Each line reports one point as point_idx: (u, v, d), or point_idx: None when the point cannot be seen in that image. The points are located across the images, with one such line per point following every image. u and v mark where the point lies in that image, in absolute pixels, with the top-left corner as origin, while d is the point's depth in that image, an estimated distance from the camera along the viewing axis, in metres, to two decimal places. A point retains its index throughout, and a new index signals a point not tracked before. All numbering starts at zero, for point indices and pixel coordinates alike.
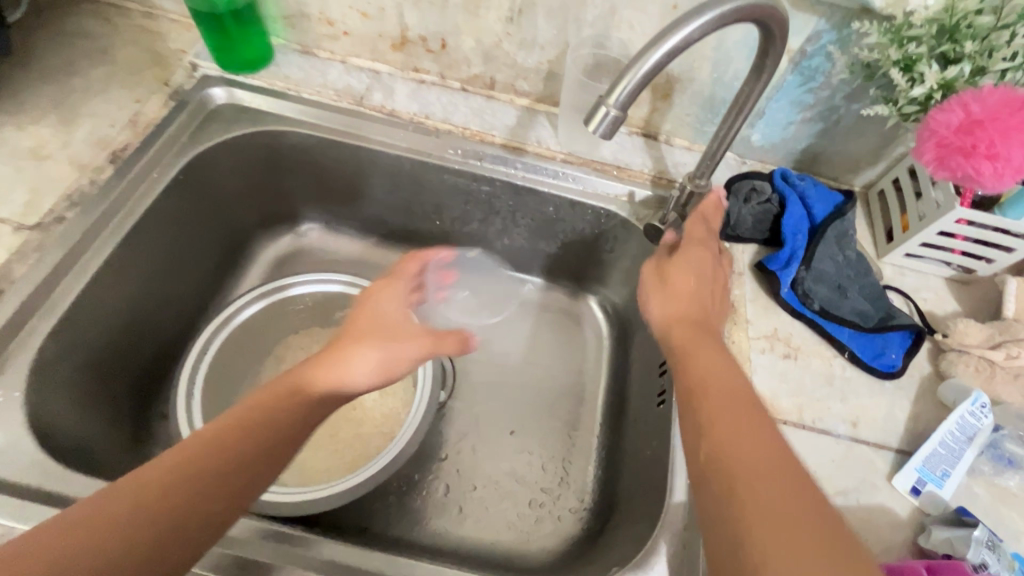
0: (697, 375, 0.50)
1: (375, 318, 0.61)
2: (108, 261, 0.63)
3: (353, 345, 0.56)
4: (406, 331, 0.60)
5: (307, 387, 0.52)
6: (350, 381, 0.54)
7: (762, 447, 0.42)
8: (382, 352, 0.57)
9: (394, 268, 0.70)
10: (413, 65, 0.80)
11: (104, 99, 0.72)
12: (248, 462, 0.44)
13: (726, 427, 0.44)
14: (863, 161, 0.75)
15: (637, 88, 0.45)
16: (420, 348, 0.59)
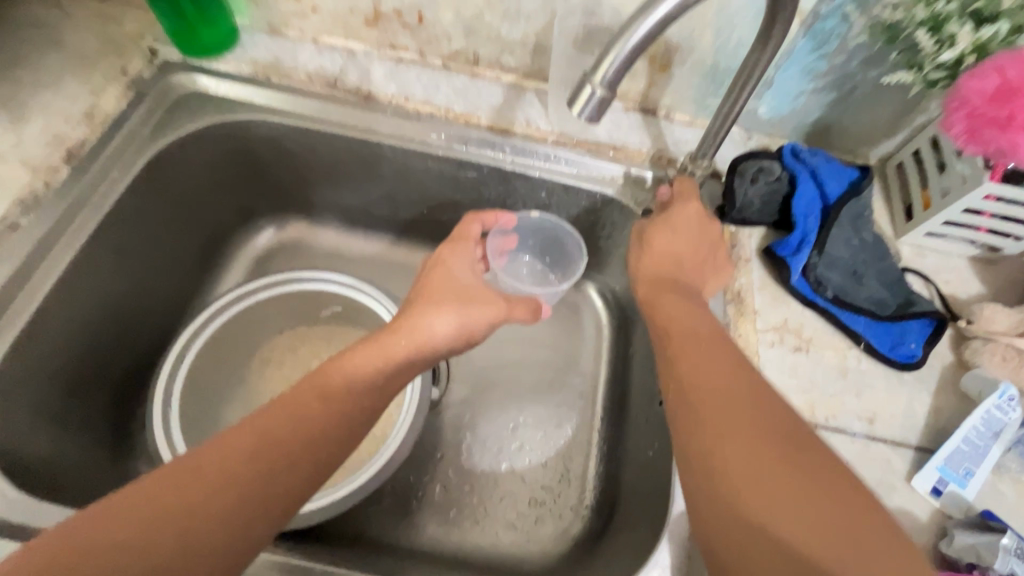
0: (689, 349, 0.48)
1: (445, 282, 0.59)
2: (71, 270, 0.59)
3: (427, 308, 0.55)
4: (478, 295, 0.59)
5: (381, 357, 0.51)
6: (432, 345, 0.54)
7: (793, 429, 0.41)
8: (460, 316, 0.56)
9: (455, 230, 0.64)
10: (390, 42, 0.74)
11: (56, 92, 0.67)
12: (316, 438, 0.44)
13: (726, 401, 0.43)
14: (880, 132, 0.69)
15: (624, 65, 0.40)
16: (496, 314, 0.58)
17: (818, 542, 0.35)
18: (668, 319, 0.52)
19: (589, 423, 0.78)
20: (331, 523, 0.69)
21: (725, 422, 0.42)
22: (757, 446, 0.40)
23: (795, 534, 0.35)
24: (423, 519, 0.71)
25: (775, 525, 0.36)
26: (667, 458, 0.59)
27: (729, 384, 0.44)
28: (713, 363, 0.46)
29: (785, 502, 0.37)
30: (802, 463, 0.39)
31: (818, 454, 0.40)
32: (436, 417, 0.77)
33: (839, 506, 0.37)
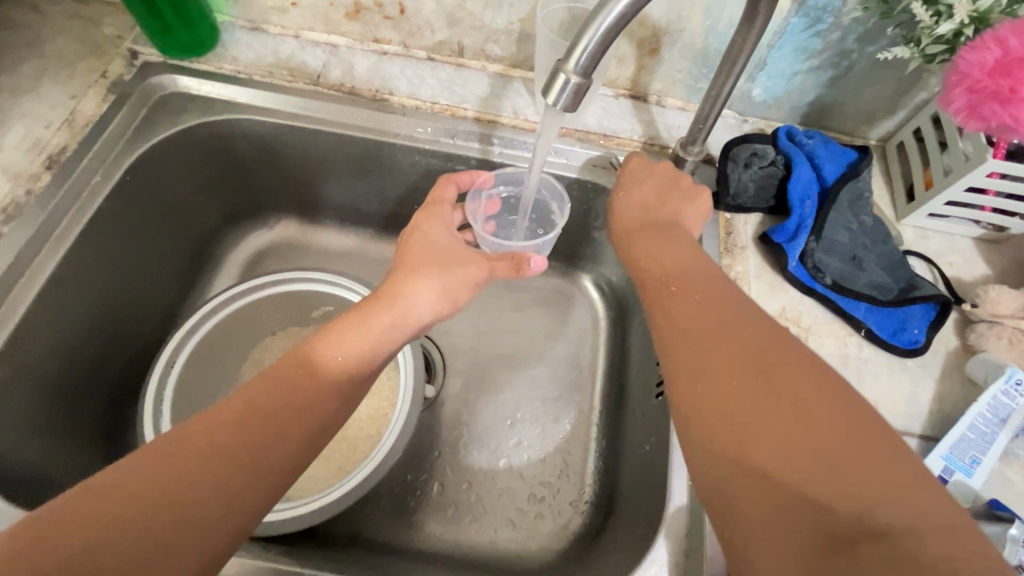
0: (673, 300, 0.46)
1: (425, 246, 0.57)
2: (55, 276, 0.58)
3: (409, 277, 0.53)
4: (457, 257, 0.56)
5: (364, 329, 0.50)
6: (416, 315, 0.53)
7: (788, 357, 0.38)
8: (442, 282, 0.54)
9: (429, 196, 0.62)
10: (372, 35, 0.72)
11: (36, 97, 0.66)
12: (304, 419, 0.43)
13: (710, 342, 0.41)
14: (878, 111, 0.66)
15: (598, 48, 0.38)
16: (477, 274, 0.56)
17: (813, 471, 0.32)
18: (656, 273, 0.51)
19: (587, 416, 0.77)
20: (328, 524, 0.69)
21: (715, 358, 0.40)
22: (743, 381, 0.37)
23: (787, 466, 0.33)
24: (421, 517, 0.70)
25: (766, 461, 0.34)
26: (664, 452, 0.58)
27: (715, 324, 0.42)
28: (699, 308, 0.44)
29: (775, 434, 0.34)
30: (797, 390, 0.36)
31: (820, 381, 0.36)
32: (432, 414, 0.76)
33: (842, 430, 0.33)
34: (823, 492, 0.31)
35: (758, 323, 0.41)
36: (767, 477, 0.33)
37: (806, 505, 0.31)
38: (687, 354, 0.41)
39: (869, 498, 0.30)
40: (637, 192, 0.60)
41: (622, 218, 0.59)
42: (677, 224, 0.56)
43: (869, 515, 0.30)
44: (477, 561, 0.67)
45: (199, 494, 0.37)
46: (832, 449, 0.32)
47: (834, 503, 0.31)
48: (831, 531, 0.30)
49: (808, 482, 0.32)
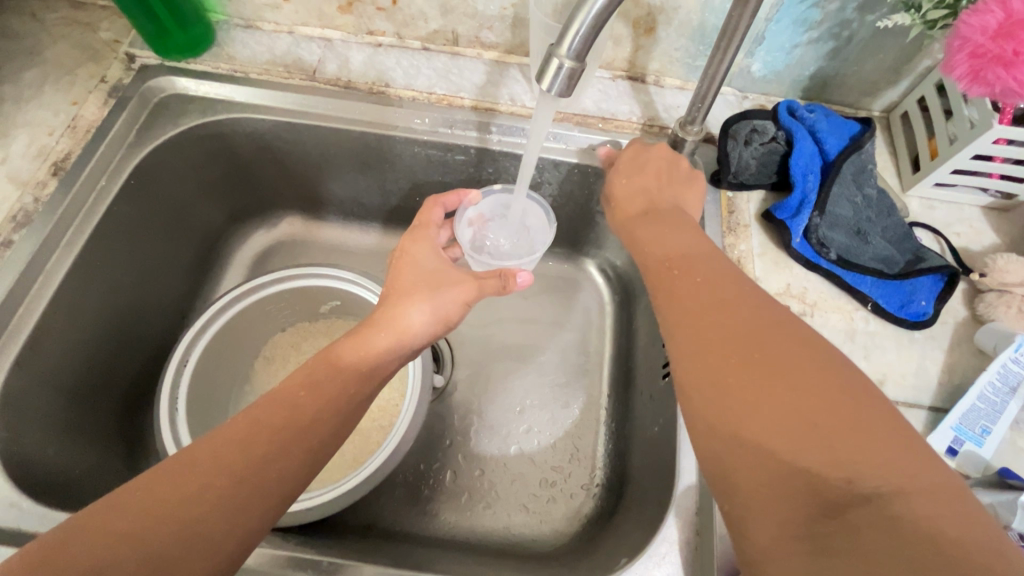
0: (677, 278, 0.46)
1: (415, 268, 0.57)
2: (67, 280, 0.59)
3: (402, 299, 0.54)
4: (447, 277, 0.57)
5: (358, 350, 0.51)
6: (411, 338, 0.53)
7: (785, 334, 0.38)
8: (433, 302, 0.54)
9: (416, 221, 0.63)
10: (366, 27, 0.72)
11: (38, 105, 0.67)
12: (310, 426, 0.44)
13: (708, 320, 0.41)
14: (881, 81, 0.65)
15: (590, 32, 0.38)
16: (468, 292, 0.56)
17: (808, 443, 0.33)
18: (659, 257, 0.50)
19: (596, 400, 0.77)
20: (345, 514, 0.70)
21: (719, 336, 0.39)
22: (741, 357, 0.37)
23: (783, 438, 0.33)
24: (435, 504, 0.71)
25: (769, 438, 0.34)
26: (672, 432, 0.59)
27: (715, 302, 0.42)
28: (699, 286, 0.44)
29: (771, 409, 0.34)
30: (792, 365, 0.36)
31: (815, 356, 0.37)
32: (442, 404, 0.77)
33: (836, 403, 0.34)
34: (817, 463, 0.32)
35: (757, 301, 0.41)
36: (764, 451, 0.34)
37: (801, 476, 0.32)
38: (688, 334, 0.41)
39: (861, 466, 0.31)
40: (638, 178, 0.59)
41: (626, 205, 0.59)
42: (678, 207, 0.56)
43: (860, 482, 0.31)
44: (491, 545, 0.68)
45: (212, 499, 0.38)
46: (827, 421, 0.33)
47: (827, 473, 0.31)
48: (823, 501, 0.31)
49: (802, 454, 0.32)
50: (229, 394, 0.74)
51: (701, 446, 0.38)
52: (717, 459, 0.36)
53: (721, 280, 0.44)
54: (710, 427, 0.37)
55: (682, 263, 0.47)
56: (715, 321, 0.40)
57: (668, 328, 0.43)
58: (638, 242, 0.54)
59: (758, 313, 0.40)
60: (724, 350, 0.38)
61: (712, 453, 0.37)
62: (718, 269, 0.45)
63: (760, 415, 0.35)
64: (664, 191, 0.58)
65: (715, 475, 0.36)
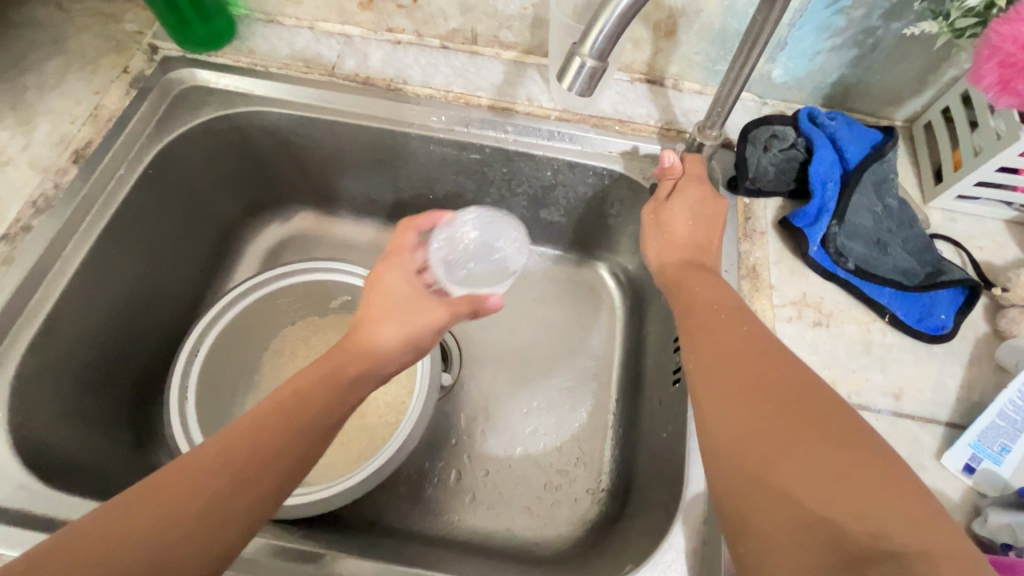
0: (707, 324, 0.47)
1: (389, 296, 0.58)
2: (84, 267, 0.60)
3: (376, 321, 0.55)
4: (419, 303, 0.57)
5: (349, 357, 0.53)
6: (384, 365, 0.54)
7: (810, 389, 0.39)
8: (404, 328, 0.55)
9: (390, 245, 0.63)
10: (386, 24, 0.73)
11: (62, 94, 0.68)
12: (303, 424, 0.45)
13: (735, 370, 0.42)
14: (905, 90, 0.64)
15: (614, 31, 0.37)
16: (439, 317, 0.57)
17: (832, 495, 0.33)
18: (691, 302, 0.51)
19: (604, 405, 0.76)
20: (348, 510, 0.70)
21: (752, 385, 0.40)
22: (773, 408, 0.38)
23: (809, 488, 0.34)
24: (438, 503, 0.71)
25: (796, 487, 0.34)
26: (680, 440, 0.58)
27: (743, 354, 0.43)
28: (727, 337, 0.45)
29: (795, 459, 0.35)
30: (817, 419, 0.37)
31: (838, 413, 0.37)
32: (449, 403, 0.77)
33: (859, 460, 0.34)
34: (841, 516, 0.32)
35: (782, 355, 0.43)
36: (787, 500, 0.34)
37: (825, 529, 0.32)
38: (715, 382, 0.42)
39: (885, 523, 0.31)
40: (668, 212, 0.59)
41: (655, 246, 0.60)
42: (703, 250, 0.57)
43: (885, 539, 0.30)
44: (494, 547, 0.68)
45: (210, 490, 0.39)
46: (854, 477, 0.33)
47: (851, 527, 0.31)
48: (845, 553, 0.31)
49: (827, 507, 0.33)
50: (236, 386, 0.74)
51: (727, 488, 0.38)
52: (742, 502, 0.36)
53: (755, 331, 0.45)
54: (737, 470, 0.37)
55: (715, 309, 0.48)
56: (748, 370, 0.41)
57: (700, 370, 0.44)
58: (673, 282, 0.55)
59: (790, 370, 0.41)
60: (755, 400, 0.39)
61: (737, 500, 0.37)
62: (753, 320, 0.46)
63: (789, 463, 0.35)
64: (692, 220, 0.58)
65: (739, 519, 0.36)
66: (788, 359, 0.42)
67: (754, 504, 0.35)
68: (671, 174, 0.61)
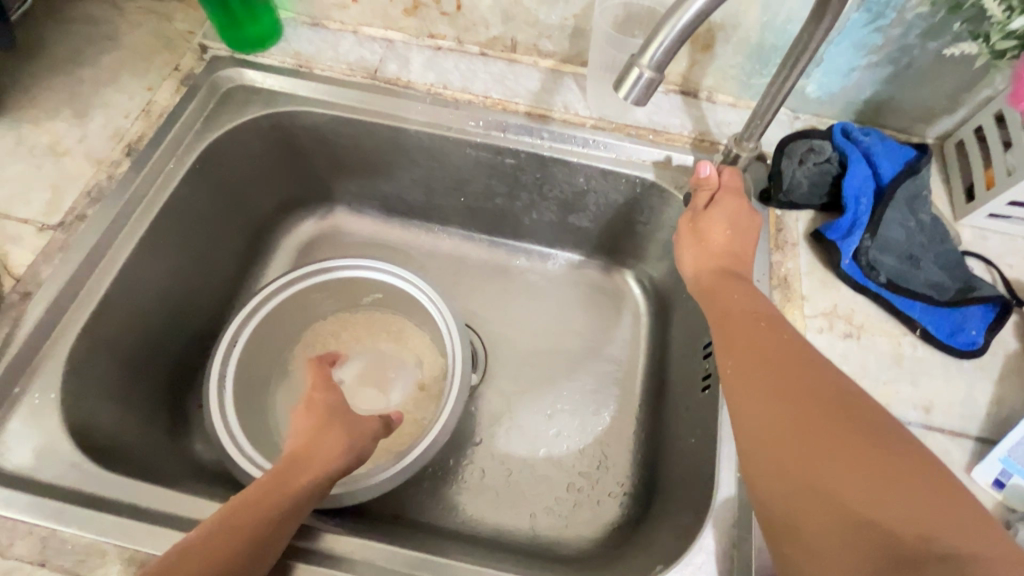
0: (742, 330, 0.49)
1: (329, 407, 0.61)
2: (134, 257, 0.62)
3: (319, 433, 0.57)
4: (351, 415, 0.62)
5: (307, 462, 0.54)
6: (332, 466, 0.55)
7: (843, 394, 0.41)
8: (347, 435, 0.59)
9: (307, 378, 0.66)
10: (428, 31, 0.75)
11: (115, 88, 0.71)
12: (236, 563, 0.43)
13: (771, 376, 0.43)
14: (938, 108, 0.65)
15: (673, 44, 0.39)
16: (371, 425, 0.63)
17: (877, 498, 0.35)
18: (725, 308, 0.52)
19: (628, 409, 0.77)
20: (375, 503, 0.71)
21: (794, 389, 0.42)
22: (818, 412, 0.39)
23: (858, 492, 0.35)
24: (463, 500, 0.72)
25: (845, 490, 0.36)
26: (709, 445, 0.59)
27: (777, 360, 0.44)
28: (759, 344, 0.46)
29: (838, 464, 0.37)
30: (855, 423, 0.38)
31: (873, 417, 0.39)
32: (474, 402, 0.78)
33: (897, 464, 0.36)
34: (887, 517, 0.34)
35: (815, 360, 0.44)
36: (837, 503, 0.36)
37: (872, 531, 0.34)
38: (751, 388, 0.44)
39: (931, 525, 0.33)
40: (703, 220, 0.61)
41: (689, 253, 0.61)
42: (736, 259, 0.58)
43: (933, 540, 0.32)
44: (518, 545, 0.69)
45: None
46: (902, 482, 0.35)
47: (899, 529, 0.33)
48: (897, 555, 0.32)
49: (874, 511, 0.34)
50: (270, 377, 0.76)
51: (771, 489, 0.39)
52: (789, 503, 0.38)
53: (791, 339, 0.46)
54: (784, 471, 0.39)
55: (752, 316, 0.50)
56: (789, 376, 0.43)
57: (739, 374, 0.45)
58: (705, 290, 0.57)
59: (830, 377, 0.42)
60: (799, 404, 0.40)
61: (783, 501, 0.39)
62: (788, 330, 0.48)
63: (837, 468, 0.36)
64: (727, 229, 0.59)
65: (787, 518, 0.38)
66: (826, 364, 0.43)
67: (800, 505, 0.37)
68: (708, 184, 0.62)
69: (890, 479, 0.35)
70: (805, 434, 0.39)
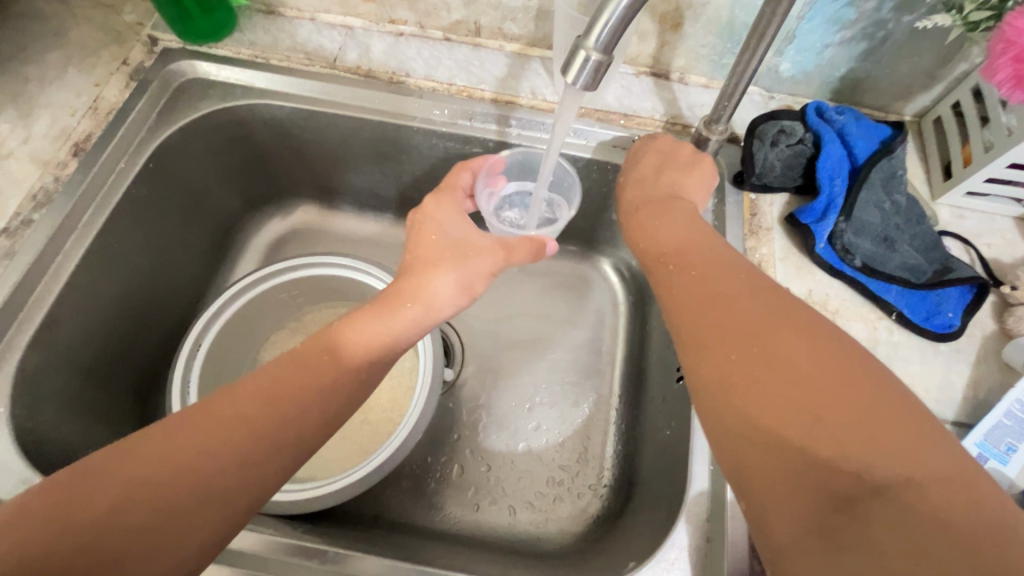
0: (688, 268, 0.45)
1: (438, 234, 0.58)
2: (85, 261, 0.60)
3: (437, 234, 0.58)
4: (471, 246, 0.57)
5: (271, 385, 0.43)
6: (437, 309, 0.53)
7: (788, 323, 0.38)
8: (460, 273, 0.55)
9: (443, 183, 0.64)
10: (388, 16, 0.72)
11: (61, 85, 0.67)
12: (325, 399, 0.44)
13: (715, 311, 0.40)
14: (914, 84, 0.63)
15: (619, 24, 0.37)
16: (493, 263, 0.57)
17: (818, 431, 0.32)
18: (660, 247, 0.50)
19: (607, 401, 0.76)
20: (352, 505, 0.70)
21: (730, 320, 0.39)
22: (749, 349, 0.37)
23: (793, 426, 0.33)
24: (441, 498, 0.71)
25: (780, 427, 0.33)
26: (684, 438, 0.57)
27: (721, 293, 0.41)
28: (705, 279, 0.43)
29: (776, 398, 0.34)
30: (801, 353, 0.35)
31: (830, 346, 0.36)
32: (451, 398, 0.77)
33: (846, 391, 0.33)
34: (827, 449, 0.32)
35: (771, 291, 0.41)
36: (780, 441, 0.33)
37: (813, 468, 0.32)
38: (695, 326, 0.41)
39: (871, 457, 0.31)
40: (639, 172, 0.60)
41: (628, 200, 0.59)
42: (675, 196, 0.56)
43: (870, 475, 0.30)
44: (497, 541, 0.68)
45: (248, 437, 0.40)
46: (840, 411, 0.32)
47: (841, 467, 0.31)
48: (836, 494, 0.31)
49: (818, 448, 0.32)
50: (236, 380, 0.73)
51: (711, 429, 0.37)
52: (727, 444, 0.36)
53: (729, 271, 0.43)
54: (722, 414, 0.36)
55: (682, 254, 0.47)
56: (727, 307, 0.40)
57: (675, 310, 0.43)
58: (637, 220, 0.55)
59: (767, 303, 0.39)
60: (734, 335, 0.38)
61: (722, 440, 0.36)
62: (723, 258, 0.45)
63: (771, 402, 0.34)
64: (654, 171, 0.59)
65: (729, 458, 0.36)
66: (763, 289, 0.41)
67: (737, 439, 0.35)
68: (634, 148, 0.63)
69: (827, 406, 0.33)
70: (740, 369, 0.36)
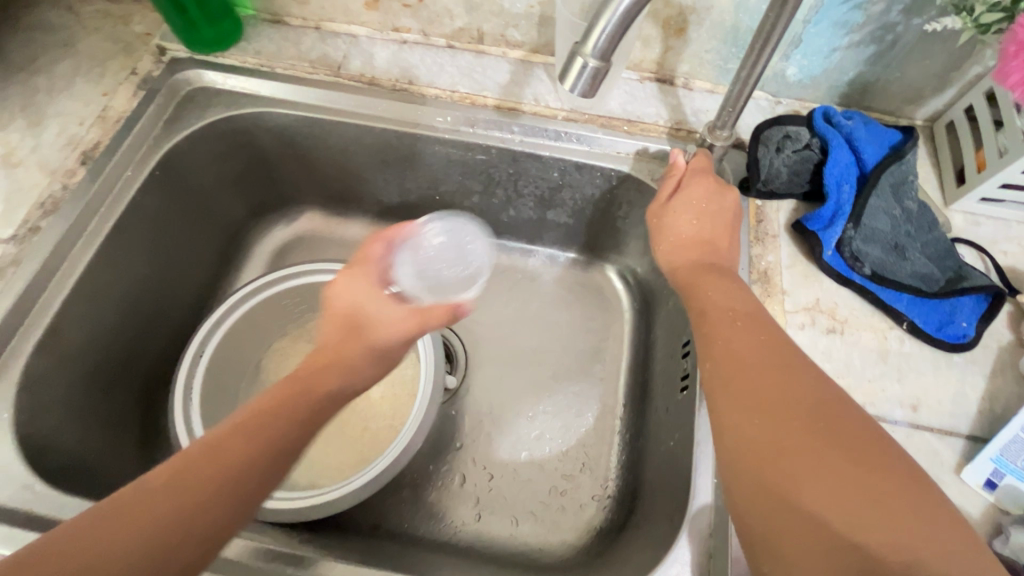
0: (719, 334, 0.45)
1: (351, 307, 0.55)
2: (91, 267, 0.61)
3: (352, 304, 0.55)
4: (381, 320, 0.55)
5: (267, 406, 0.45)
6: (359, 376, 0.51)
7: (829, 404, 0.38)
8: (370, 346, 0.53)
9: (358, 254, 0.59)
10: (392, 24, 0.72)
11: (70, 95, 0.69)
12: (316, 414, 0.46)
13: (757, 380, 0.40)
14: (926, 88, 0.62)
15: (617, 30, 0.36)
16: (410, 331, 0.55)
17: (865, 522, 0.32)
18: (697, 307, 0.49)
19: (611, 410, 0.75)
20: (353, 513, 0.70)
21: (774, 396, 0.39)
22: (796, 426, 0.37)
23: (837, 513, 0.33)
24: (442, 508, 0.70)
25: (824, 511, 0.33)
26: (687, 450, 0.56)
27: (761, 364, 0.41)
28: (749, 347, 0.43)
29: (821, 481, 0.34)
30: (844, 440, 0.36)
31: (868, 436, 0.36)
32: (453, 405, 0.76)
33: (888, 483, 0.34)
34: (872, 541, 0.32)
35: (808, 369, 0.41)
36: (823, 527, 0.33)
37: (858, 557, 0.32)
38: (739, 393, 0.40)
39: (915, 551, 0.31)
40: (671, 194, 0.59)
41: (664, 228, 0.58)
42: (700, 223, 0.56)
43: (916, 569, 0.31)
44: (498, 553, 0.67)
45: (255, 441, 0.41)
46: (886, 501, 0.33)
47: (886, 558, 0.31)
48: None
49: (863, 538, 0.32)
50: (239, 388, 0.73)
51: (747, 505, 0.37)
52: (765, 523, 0.35)
53: (772, 343, 0.43)
54: (763, 490, 0.36)
55: (729, 314, 0.46)
56: (772, 381, 0.40)
57: (716, 376, 0.42)
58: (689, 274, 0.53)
59: (811, 384, 0.39)
60: (777, 412, 0.38)
61: (762, 519, 0.36)
62: (764, 326, 0.45)
63: (816, 487, 0.34)
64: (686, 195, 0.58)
65: (767, 537, 0.35)
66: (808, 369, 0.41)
67: (778, 522, 0.35)
68: (674, 171, 0.61)
69: (870, 500, 0.33)
70: (786, 447, 0.36)
